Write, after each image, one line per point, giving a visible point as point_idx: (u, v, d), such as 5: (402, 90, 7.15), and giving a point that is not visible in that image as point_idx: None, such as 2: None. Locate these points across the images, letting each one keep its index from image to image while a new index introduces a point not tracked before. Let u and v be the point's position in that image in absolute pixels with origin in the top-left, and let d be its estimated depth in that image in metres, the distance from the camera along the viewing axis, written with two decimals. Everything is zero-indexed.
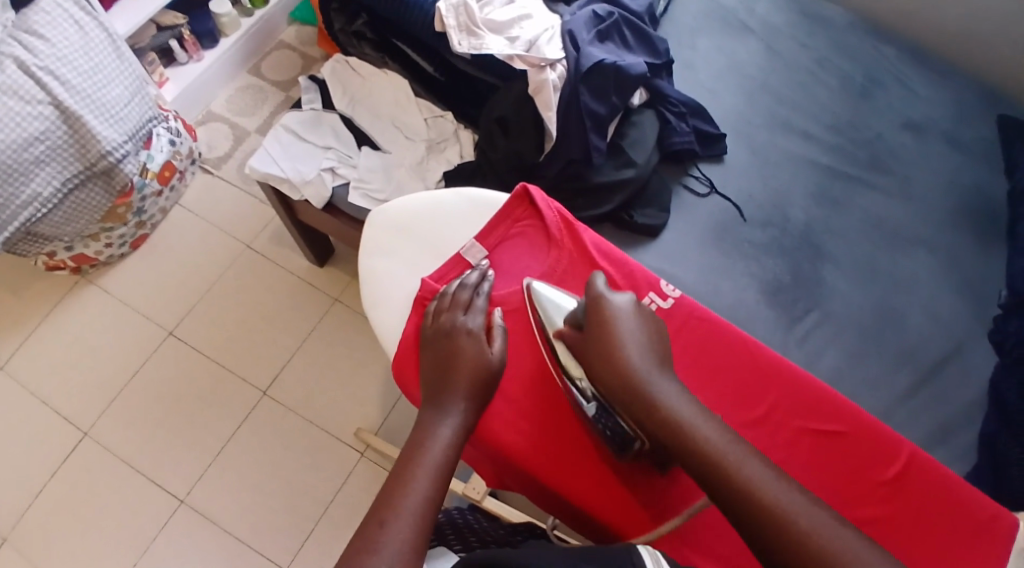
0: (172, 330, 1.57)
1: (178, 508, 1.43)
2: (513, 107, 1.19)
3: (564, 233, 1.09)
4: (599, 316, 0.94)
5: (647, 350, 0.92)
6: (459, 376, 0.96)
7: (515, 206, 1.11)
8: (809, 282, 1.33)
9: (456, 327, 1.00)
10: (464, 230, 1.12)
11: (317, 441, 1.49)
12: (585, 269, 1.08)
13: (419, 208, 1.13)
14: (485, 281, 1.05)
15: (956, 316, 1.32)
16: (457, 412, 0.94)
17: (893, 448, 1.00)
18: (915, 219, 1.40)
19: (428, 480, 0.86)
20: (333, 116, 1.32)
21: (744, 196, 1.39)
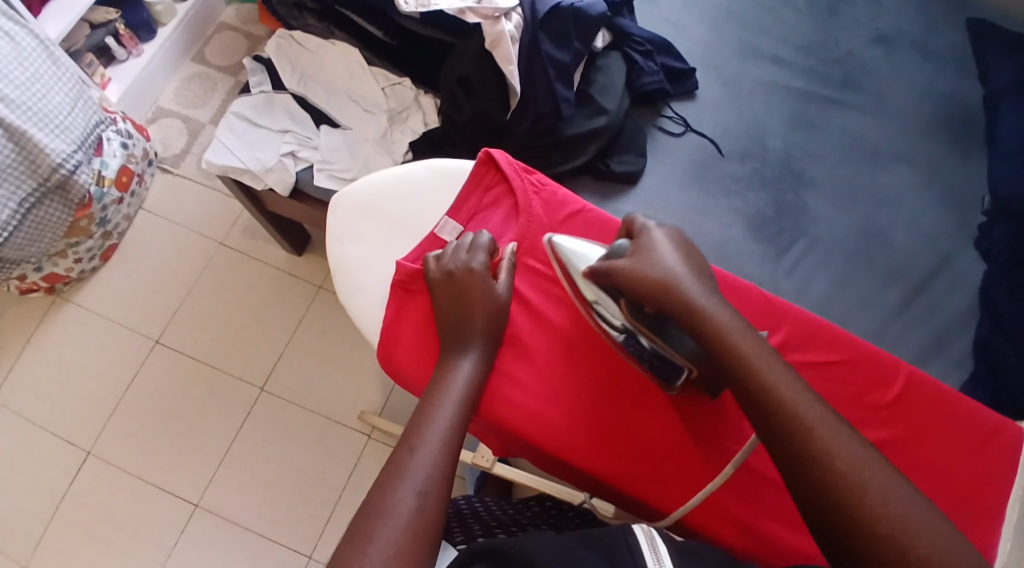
0: (157, 338, 1.52)
1: (193, 513, 1.41)
2: (472, 64, 1.13)
3: (536, 198, 1.04)
4: (637, 245, 0.90)
5: (685, 263, 0.89)
6: (475, 317, 0.93)
7: (483, 174, 1.06)
8: (793, 210, 1.30)
9: (461, 270, 0.96)
10: (431, 202, 1.08)
11: (321, 431, 1.46)
12: (566, 222, 1.03)
13: (382, 187, 1.08)
14: (483, 237, 0.99)
15: (943, 226, 1.30)
16: (475, 348, 0.92)
17: (890, 371, 0.98)
18: (894, 133, 1.37)
19: (436, 450, 0.81)
20: (285, 97, 1.26)
21: (720, 130, 1.35)
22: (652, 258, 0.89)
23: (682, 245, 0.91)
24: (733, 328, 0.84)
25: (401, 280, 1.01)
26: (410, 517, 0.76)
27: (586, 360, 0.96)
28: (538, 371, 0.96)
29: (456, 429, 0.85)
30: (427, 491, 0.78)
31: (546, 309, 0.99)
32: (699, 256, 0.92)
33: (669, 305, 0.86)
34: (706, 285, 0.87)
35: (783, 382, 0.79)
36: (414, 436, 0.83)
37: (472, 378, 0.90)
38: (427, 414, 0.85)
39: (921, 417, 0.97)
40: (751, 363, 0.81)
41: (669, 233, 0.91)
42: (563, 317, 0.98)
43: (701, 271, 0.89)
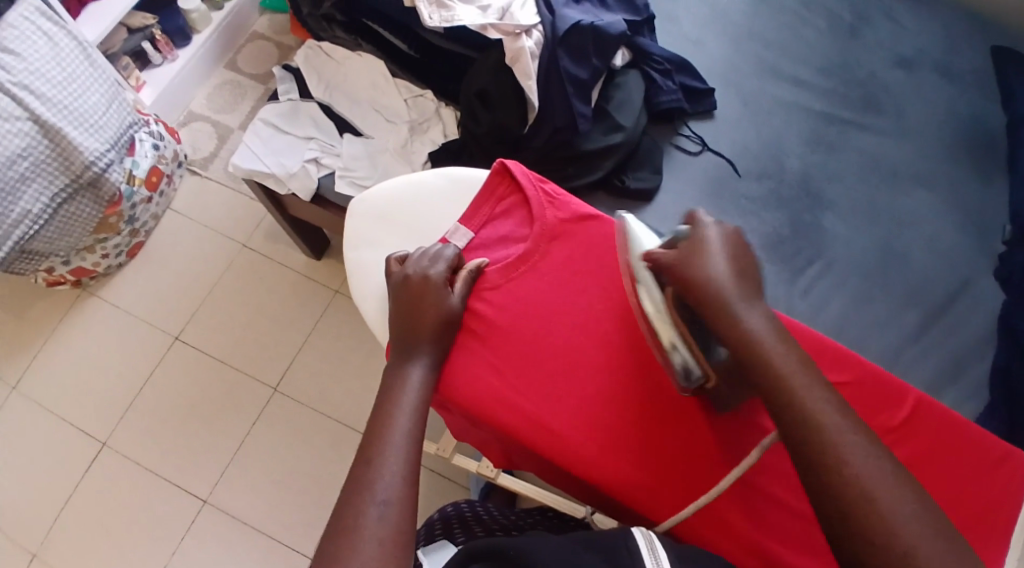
0: (177, 335, 1.56)
1: (204, 508, 1.44)
2: (491, 79, 1.16)
3: (547, 207, 1.05)
4: (691, 238, 0.87)
5: (738, 270, 0.85)
6: (422, 324, 0.95)
7: (497, 183, 1.08)
8: (808, 231, 1.31)
9: (420, 280, 0.98)
10: (447, 210, 1.10)
11: (334, 431, 1.49)
12: (574, 230, 1.04)
13: (399, 194, 1.11)
14: (451, 249, 1.02)
15: (960, 251, 1.31)
16: (421, 359, 0.94)
17: (894, 393, 0.98)
18: (913, 157, 1.38)
19: (398, 463, 0.83)
20: (311, 105, 1.30)
21: (738, 149, 1.37)
22: (706, 259, 0.85)
23: (736, 243, 0.87)
24: (767, 337, 0.81)
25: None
26: (375, 529, 0.78)
27: (590, 363, 0.96)
28: (533, 374, 0.96)
29: (413, 442, 0.86)
30: (397, 492, 0.81)
31: (550, 314, 0.99)
32: (751, 256, 0.87)
33: (710, 306, 0.83)
34: (750, 291, 0.84)
35: (803, 390, 0.77)
36: (371, 449, 0.84)
37: (424, 383, 0.92)
38: (383, 425, 0.87)
39: (927, 441, 0.97)
40: (776, 369, 0.79)
41: (725, 229, 0.87)
42: (569, 322, 0.98)
43: (750, 275, 0.85)
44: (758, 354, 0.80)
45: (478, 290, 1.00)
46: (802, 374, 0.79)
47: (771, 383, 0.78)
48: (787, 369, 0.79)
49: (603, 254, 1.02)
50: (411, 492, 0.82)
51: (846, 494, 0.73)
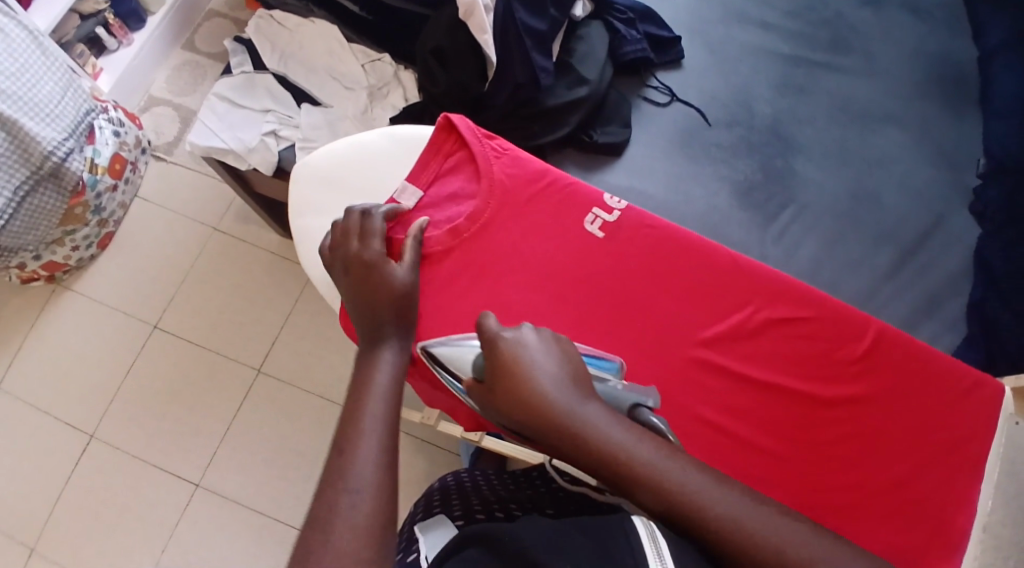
0: (156, 323, 1.53)
1: (196, 491, 1.43)
2: (446, 36, 1.12)
3: (495, 163, 1.03)
4: (499, 358, 0.82)
5: (554, 372, 0.81)
6: (379, 299, 0.91)
7: (442, 139, 1.04)
8: (781, 177, 1.29)
9: (372, 259, 0.94)
10: (392, 170, 1.05)
11: (318, 409, 1.47)
12: (524, 186, 1.02)
13: (344, 155, 1.06)
14: (390, 209, 0.98)
15: (933, 189, 1.30)
16: (388, 345, 0.89)
17: (860, 326, 0.97)
18: (885, 96, 1.36)
19: (374, 451, 0.79)
20: (266, 77, 1.26)
21: (707, 98, 1.34)
22: (521, 379, 0.80)
23: (545, 345, 0.84)
24: (613, 432, 0.77)
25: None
26: (354, 522, 0.74)
27: (549, 320, 0.97)
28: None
29: (389, 426, 0.81)
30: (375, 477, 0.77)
31: (506, 271, 0.99)
32: (567, 351, 0.84)
33: (545, 430, 0.78)
34: (579, 391, 0.80)
35: (657, 468, 0.75)
36: (346, 433, 0.80)
37: (394, 369, 0.87)
38: (357, 411, 0.82)
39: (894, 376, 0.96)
40: (630, 461, 0.76)
41: (516, 338, 0.83)
42: (528, 282, 0.98)
43: (574, 375, 0.82)
44: (608, 454, 0.76)
45: (433, 253, 0.99)
46: (658, 451, 0.76)
47: (634, 475, 0.75)
48: (641, 453, 0.76)
49: (556, 209, 1.02)
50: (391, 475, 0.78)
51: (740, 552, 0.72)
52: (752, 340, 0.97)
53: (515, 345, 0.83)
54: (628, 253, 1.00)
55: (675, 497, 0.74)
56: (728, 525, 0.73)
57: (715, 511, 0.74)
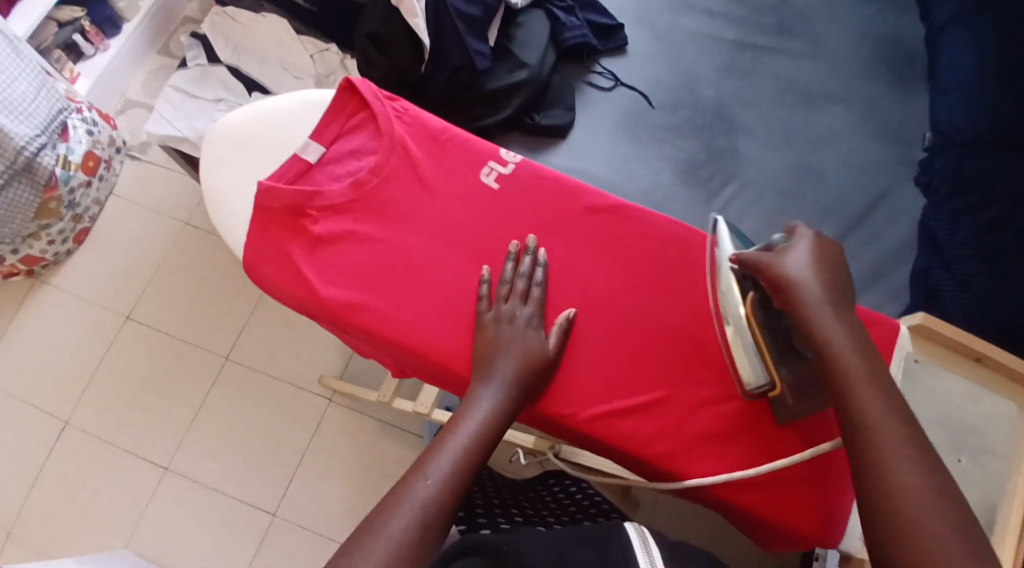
0: (128, 314, 1.58)
1: (165, 476, 1.48)
2: (382, 22, 1.18)
3: (395, 121, 1.00)
4: (786, 246, 0.84)
5: (825, 284, 0.81)
6: (515, 361, 0.88)
7: (345, 100, 1.01)
8: (723, 155, 1.33)
9: (517, 328, 0.90)
10: (300, 128, 1.02)
11: (285, 394, 1.52)
12: (424, 144, 1.00)
13: (254, 116, 1.02)
14: (541, 265, 0.94)
15: (876, 162, 1.34)
16: (499, 380, 0.86)
17: None
18: (830, 77, 1.40)
19: (437, 483, 0.78)
20: (220, 69, 1.32)
21: (652, 82, 1.39)
22: (791, 268, 0.82)
23: (833, 262, 0.83)
24: (850, 352, 0.78)
25: (272, 205, 0.96)
26: (399, 543, 0.74)
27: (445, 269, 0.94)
28: (395, 285, 0.94)
29: (462, 473, 0.80)
30: (452, 474, 0.80)
31: (406, 224, 0.96)
32: (843, 270, 0.83)
33: (793, 309, 0.80)
34: (842, 308, 0.80)
35: (870, 404, 0.75)
36: (423, 464, 0.80)
37: (498, 409, 0.85)
38: (430, 454, 0.81)
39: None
40: (848, 380, 0.77)
41: (821, 242, 0.84)
42: (422, 232, 0.96)
43: (843, 294, 0.81)
44: (834, 361, 0.78)
45: (335, 205, 0.96)
46: (882, 395, 0.76)
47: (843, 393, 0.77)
48: (864, 385, 0.76)
49: (455, 163, 0.99)
50: (463, 491, 0.80)
51: (881, 504, 0.72)
52: (653, 288, 0.95)
53: (810, 240, 0.83)
54: (521, 204, 0.98)
55: (866, 434, 0.74)
56: (897, 485, 0.71)
57: (894, 468, 0.72)
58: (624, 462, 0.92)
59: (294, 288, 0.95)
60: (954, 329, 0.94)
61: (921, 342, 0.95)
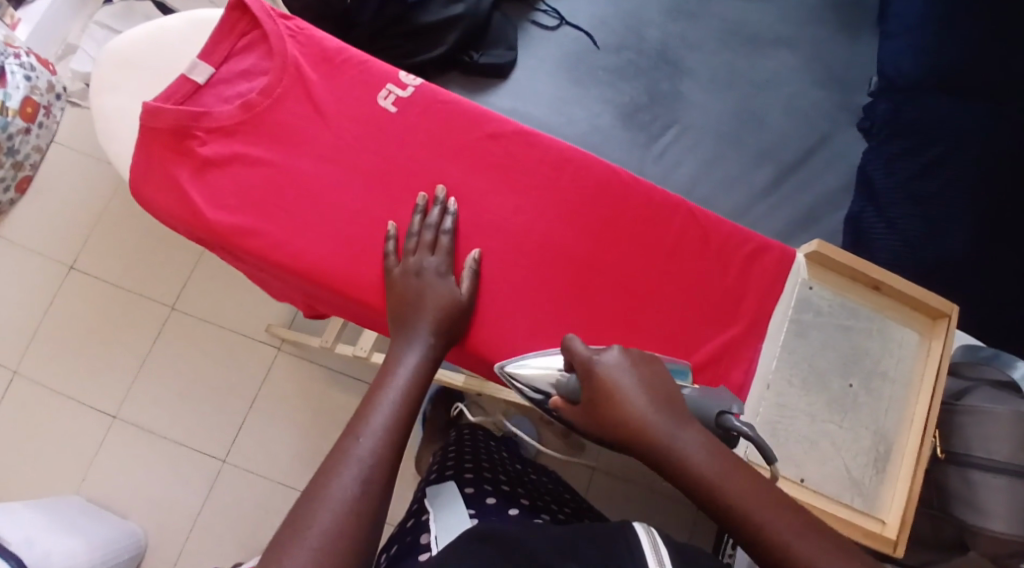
0: (72, 264, 1.55)
1: (112, 424, 1.47)
2: None
3: (288, 41, 0.97)
4: (590, 384, 0.77)
5: (649, 396, 0.75)
6: (428, 313, 0.87)
7: (235, 19, 0.98)
8: (666, 99, 1.33)
9: (426, 280, 0.89)
10: (187, 49, 0.99)
11: (233, 344, 1.51)
12: (318, 66, 0.97)
13: (144, 37, 0.99)
14: (450, 215, 0.92)
15: (817, 107, 1.34)
16: (421, 338, 0.86)
17: (645, 195, 0.96)
18: (778, 20, 1.38)
19: (375, 438, 0.77)
20: (144, 5, 1.58)
21: (596, 22, 1.36)
22: (616, 405, 0.75)
23: (638, 373, 0.77)
24: (704, 462, 0.72)
25: (158, 126, 0.93)
26: (347, 502, 0.72)
27: (336, 190, 0.93)
28: (283, 208, 0.92)
29: (399, 425, 0.80)
30: (386, 432, 0.78)
31: (297, 144, 0.94)
32: (654, 368, 0.79)
33: (634, 449, 0.74)
34: (672, 413, 0.75)
35: (752, 510, 0.70)
36: (357, 423, 0.79)
37: (421, 364, 0.85)
38: (365, 410, 0.80)
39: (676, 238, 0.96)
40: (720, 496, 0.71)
41: (615, 362, 0.77)
42: (314, 153, 0.94)
43: (663, 399, 0.76)
44: (699, 483, 0.72)
45: (224, 126, 0.94)
46: (749, 488, 0.71)
47: (727, 515, 0.71)
48: (738, 492, 0.71)
49: (348, 86, 0.97)
50: (402, 441, 0.79)
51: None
52: (549, 211, 0.95)
53: (608, 364, 0.78)
54: (416, 126, 0.96)
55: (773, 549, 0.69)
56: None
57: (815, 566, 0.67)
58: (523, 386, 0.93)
59: (180, 210, 0.92)
60: (852, 261, 0.92)
61: (820, 272, 0.94)
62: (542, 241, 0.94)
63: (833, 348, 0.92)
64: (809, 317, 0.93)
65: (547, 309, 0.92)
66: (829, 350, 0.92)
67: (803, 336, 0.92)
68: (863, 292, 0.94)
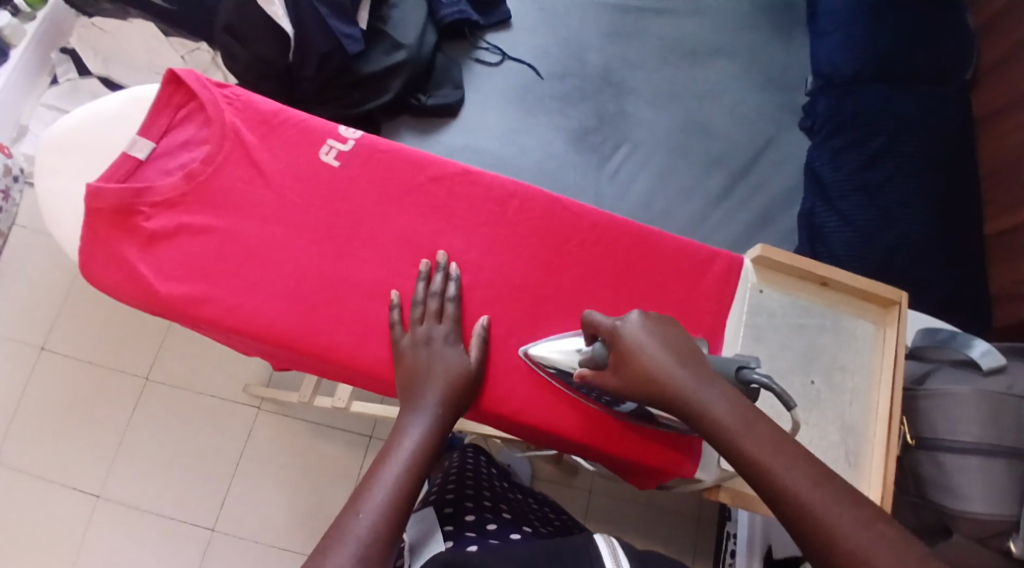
0: (42, 345, 1.53)
1: (98, 503, 1.44)
2: (237, 14, 1.18)
3: (224, 107, 0.98)
4: (613, 349, 0.82)
5: (670, 352, 0.80)
6: (435, 384, 0.87)
7: (171, 92, 0.99)
8: (614, 119, 1.35)
9: (434, 350, 0.89)
10: (125, 128, 1.00)
11: (213, 409, 1.50)
12: (258, 130, 0.98)
13: (82, 119, 1.00)
14: (452, 280, 0.93)
15: (760, 111, 1.37)
16: (428, 408, 0.86)
17: (590, 221, 0.98)
18: (713, 31, 1.42)
19: (374, 513, 0.77)
20: (91, 81, 1.55)
21: (538, 53, 1.39)
22: (636, 361, 0.80)
23: (663, 333, 0.82)
24: (724, 409, 0.76)
25: (99, 207, 0.93)
26: None
27: (290, 251, 0.94)
28: (237, 275, 0.93)
29: (400, 497, 0.79)
30: (387, 505, 0.78)
31: (244, 208, 0.95)
32: (679, 330, 0.83)
33: (656, 401, 0.79)
34: (692, 366, 0.79)
35: (762, 454, 0.72)
36: (358, 498, 0.79)
37: (428, 434, 0.84)
38: (368, 481, 0.80)
39: (626, 255, 0.97)
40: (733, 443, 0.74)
41: (644, 318, 0.83)
42: (264, 218, 0.95)
43: (686, 352, 0.80)
44: (716, 428, 0.75)
45: (168, 199, 0.94)
46: (761, 434, 0.74)
47: (737, 460, 0.74)
48: (759, 448, 0.73)
49: (289, 146, 0.98)
50: (401, 520, 0.79)
51: (832, 564, 0.67)
52: (517, 250, 0.96)
53: (638, 324, 0.82)
54: (361, 179, 0.97)
55: (782, 497, 0.71)
56: (833, 530, 0.68)
57: (821, 516, 0.69)
58: (518, 431, 0.93)
59: (132, 287, 0.93)
60: (799, 263, 0.94)
61: (769, 276, 0.96)
62: (501, 280, 0.95)
63: (791, 347, 0.94)
64: (763, 320, 0.95)
65: (516, 348, 0.93)
66: (788, 350, 0.94)
67: (760, 340, 0.94)
68: (813, 291, 0.96)
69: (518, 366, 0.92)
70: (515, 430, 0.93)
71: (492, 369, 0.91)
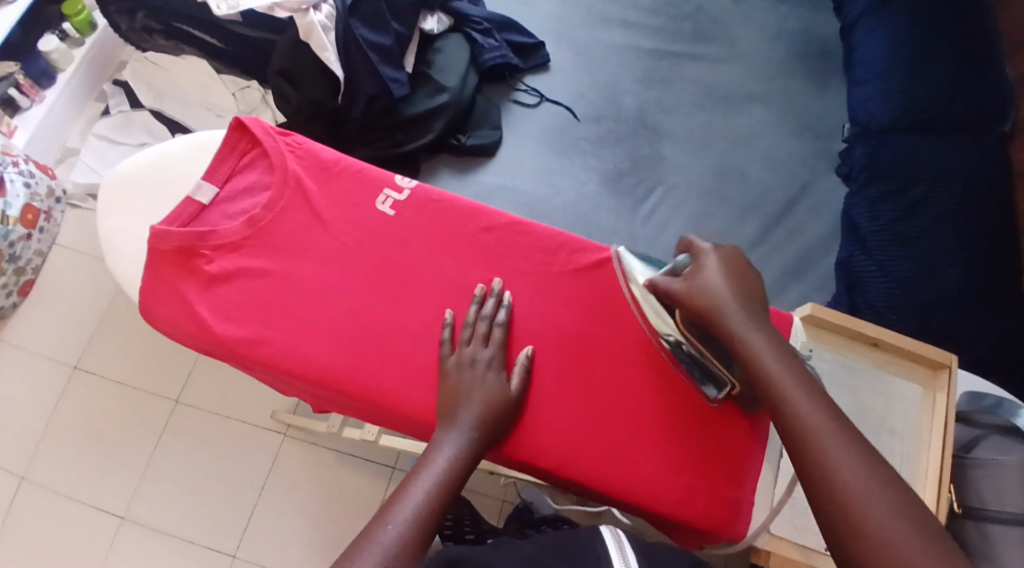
0: (76, 364, 1.55)
1: (122, 524, 1.45)
2: (289, 55, 1.22)
3: (288, 156, 1.02)
4: (694, 264, 0.89)
5: (735, 285, 0.86)
6: (477, 405, 0.88)
7: (237, 138, 1.02)
8: (648, 162, 1.37)
9: (478, 371, 0.90)
10: (187, 171, 1.03)
11: (241, 433, 1.51)
12: (318, 178, 1.01)
13: (146, 163, 1.03)
14: (504, 307, 0.95)
15: (792, 158, 1.39)
16: (462, 428, 0.87)
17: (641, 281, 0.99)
18: (747, 79, 1.44)
19: (403, 523, 0.79)
20: (144, 113, 1.56)
21: (575, 95, 1.42)
22: (704, 280, 0.87)
23: (737, 269, 0.88)
24: (764, 346, 0.82)
25: (163, 248, 0.96)
26: None
27: (344, 296, 0.96)
28: (293, 319, 0.94)
29: (426, 517, 0.80)
30: (415, 518, 0.80)
31: (300, 254, 0.97)
32: (753, 275, 0.89)
33: (709, 318, 0.85)
34: (751, 304, 0.85)
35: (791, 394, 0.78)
36: (389, 509, 0.81)
37: (460, 454, 0.85)
38: (398, 496, 0.82)
39: None
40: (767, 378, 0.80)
41: (726, 252, 0.89)
42: (319, 262, 0.97)
43: (752, 292, 0.87)
44: (752, 361, 0.82)
45: (230, 243, 0.97)
46: (796, 378, 0.80)
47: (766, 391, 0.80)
48: (786, 383, 0.79)
49: (347, 194, 1.01)
50: (427, 538, 0.80)
51: (830, 499, 0.73)
52: (567, 302, 0.97)
53: (716, 254, 0.89)
54: (415, 229, 1.00)
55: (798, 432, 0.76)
56: (834, 472, 0.73)
57: (830, 456, 0.74)
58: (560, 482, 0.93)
59: (189, 327, 0.94)
60: (849, 321, 0.96)
61: (816, 334, 0.97)
62: (551, 333, 0.96)
63: (838, 402, 0.95)
64: None
65: (561, 400, 0.93)
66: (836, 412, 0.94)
67: None
68: (863, 350, 0.97)
69: (562, 417, 0.93)
70: (557, 481, 0.93)
71: (538, 419, 0.92)
